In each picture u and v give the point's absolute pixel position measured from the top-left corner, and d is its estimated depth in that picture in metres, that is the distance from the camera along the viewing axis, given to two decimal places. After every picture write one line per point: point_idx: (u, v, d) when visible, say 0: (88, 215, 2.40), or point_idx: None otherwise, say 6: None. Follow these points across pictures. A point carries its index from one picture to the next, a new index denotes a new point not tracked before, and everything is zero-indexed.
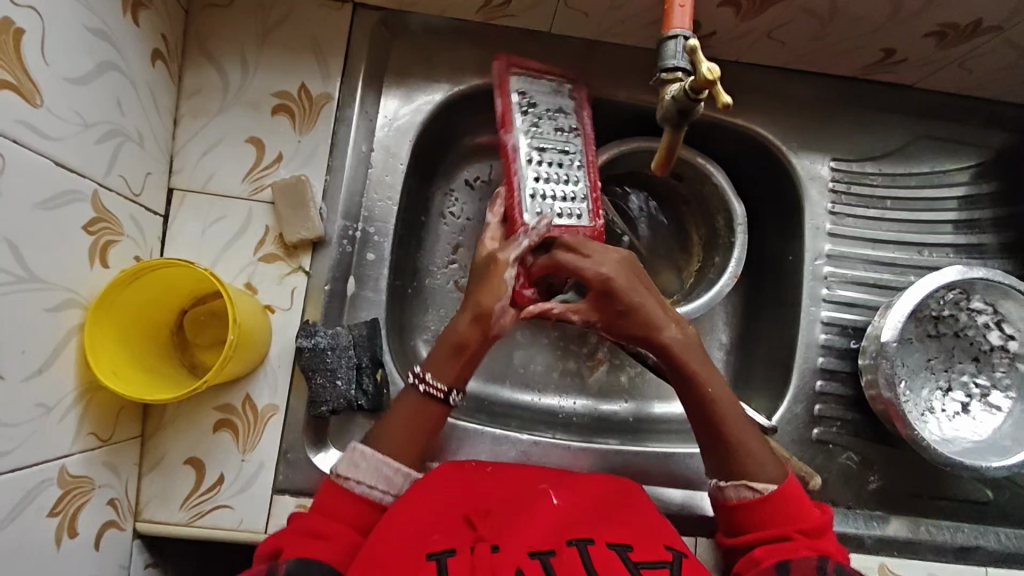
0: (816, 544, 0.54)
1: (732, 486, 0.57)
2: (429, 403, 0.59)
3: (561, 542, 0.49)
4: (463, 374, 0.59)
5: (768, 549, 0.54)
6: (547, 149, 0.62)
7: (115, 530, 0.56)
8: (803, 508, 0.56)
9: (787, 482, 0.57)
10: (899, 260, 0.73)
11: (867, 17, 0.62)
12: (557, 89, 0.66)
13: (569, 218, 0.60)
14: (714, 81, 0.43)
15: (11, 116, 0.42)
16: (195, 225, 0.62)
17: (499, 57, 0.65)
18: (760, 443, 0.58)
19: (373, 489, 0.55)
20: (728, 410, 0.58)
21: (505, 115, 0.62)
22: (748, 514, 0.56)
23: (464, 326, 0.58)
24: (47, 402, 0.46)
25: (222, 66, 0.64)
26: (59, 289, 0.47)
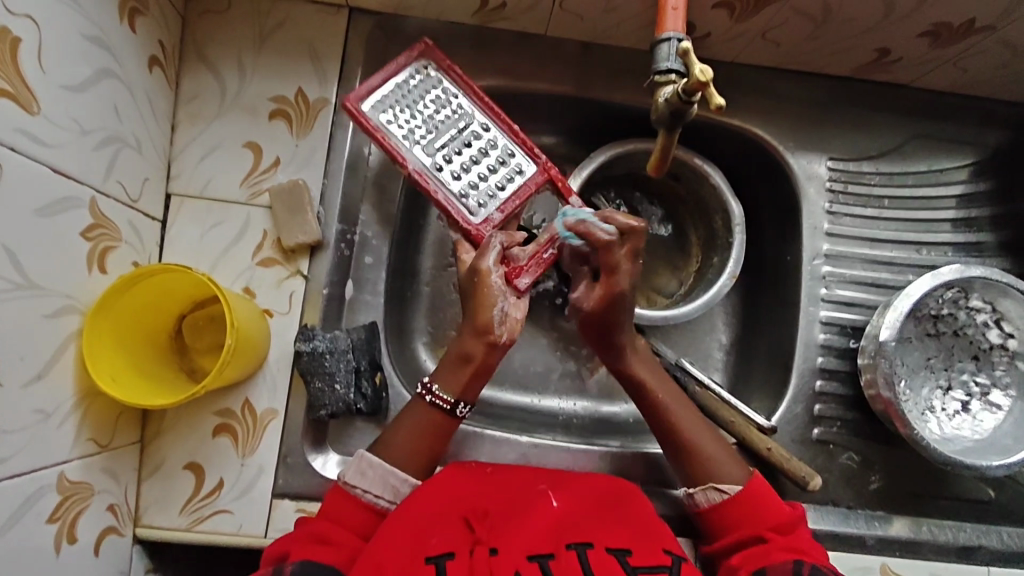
0: (787, 543, 0.55)
1: (700, 492, 0.60)
2: (435, 412, 0.58)
3: (559, 545, 0.49)
4: (469, 389, 0.58)
5: (745, 557, 0.55)
6: (447, 147, 0.59)
7: (115, 536, 0.56)
8: (768, 506, 0.57)
9: (752, 480, 0.59)
10: (897, 259, 0.73)
11: (862, 17, 0.63)
12: (402, 76, 0.60)
13: (513, 182, 0.60)
14: (707, 82, 0.43)
15: (10, 124, 0.42)
16: (193, 230, 0.63)
17: (345, 100, 0.59)
18: (720, 445, 0.61)
19: (379, 498, 0.55)
20: (685, 422, 0.61)
21: (388, 146, 0.58)
22: (720, 520, 0.59)
23: (467, 338, 0.56)
24: (46, 408, 0.47)
25: (219, 71, 0.65)
26: (57, 295, 0.47)
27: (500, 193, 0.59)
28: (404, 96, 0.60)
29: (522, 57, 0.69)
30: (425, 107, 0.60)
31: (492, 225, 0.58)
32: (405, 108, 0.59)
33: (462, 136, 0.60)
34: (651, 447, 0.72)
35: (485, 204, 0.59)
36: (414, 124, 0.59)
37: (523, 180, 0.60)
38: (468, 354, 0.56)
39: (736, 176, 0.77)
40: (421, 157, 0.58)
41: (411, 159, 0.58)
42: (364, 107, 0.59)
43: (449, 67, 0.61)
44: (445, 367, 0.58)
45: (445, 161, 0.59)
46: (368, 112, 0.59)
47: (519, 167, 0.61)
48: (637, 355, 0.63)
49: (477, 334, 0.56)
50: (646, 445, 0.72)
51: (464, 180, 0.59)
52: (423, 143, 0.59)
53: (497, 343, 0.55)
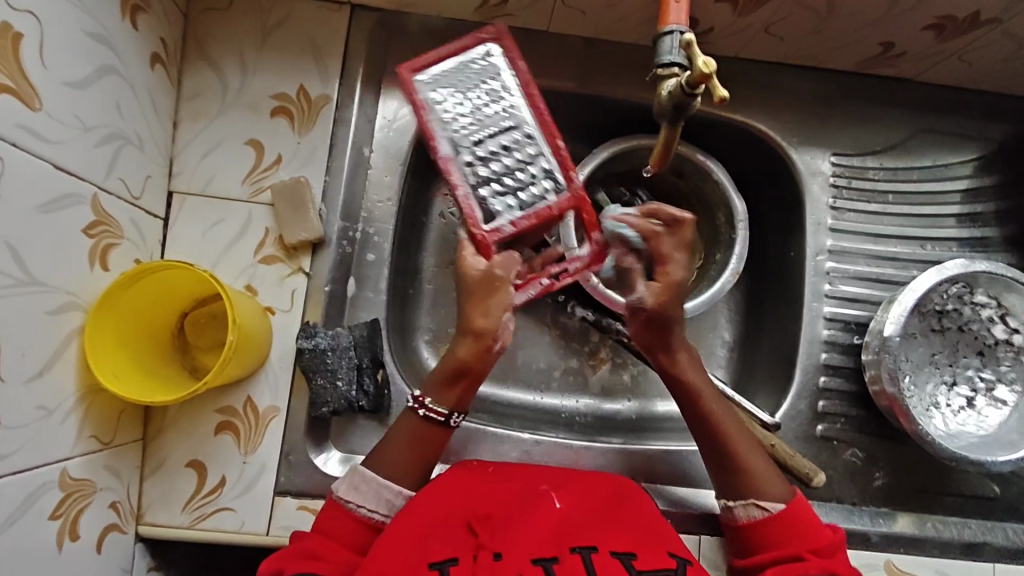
0: (827, 565, 0.53)
1: (740, 506, 0.58)
2: (429, 425, 0.58)
3: (563, 547, 0.49)
4: (461, 398, 0.58)
5: (779, 570, 0.53)
6: (486, 143, 0.56)
7: (117, 533, 0.56)
8: (812, 528, 0.55)
9: (796, 500, 0.57)
10: (902, 254, 0.72)
11: (865, 11, 0.62)
12: (463, 60, 0.57)
13: (535, 203, 0.56)
14: (711, 74, 0.43)
15: (11, 119, 0.42)
16: (195, 227, 0.63)
17: (401, 65, 0.56)
18: (765, 463, 0.59)
19: (373, 513, 0.55)
20: (732, 430, 0.60)
21: (426, 127, 0.55)
22: (757, 534, 0.57)
23: (465, 349, 0.55)
24: (47, 405, 0.46)
25: (221, 69, 0.65)
26: (59, 291, 0.47)
27: (521, 208, 0.56)
28: (460, 79, 0.56)
29: (523, 53, 0.69)
30: (476, 99, 0.56)
31: (500, 237, 0.55)
32: (457, 92, 0.56)
33: (507, 135, 0.56)
34: (654, 443, 0.72)
35: (500, 214, 0.55)
36: (460, 113, 0.56)
37: (549, 202, 0.56)
38: (466, 367, 0.56)
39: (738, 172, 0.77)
40: (454, 149, 0.55)
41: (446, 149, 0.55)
42: (419, 79, 0.56)
43: (518, 62, 0.57)
44: (439, 381, 0.58)
45: (478, 155, 0.55)
46: (420, 91, 0.56)
47: (549, 186, 0.56)
48: (688, 359, 0.61)
49: (474, 338, 0.54)
50: (649, 442, 0.72)
51: (489, 182, 0.55)
52: (464, 134, 0.56)
53: (494, 348, 0.55)
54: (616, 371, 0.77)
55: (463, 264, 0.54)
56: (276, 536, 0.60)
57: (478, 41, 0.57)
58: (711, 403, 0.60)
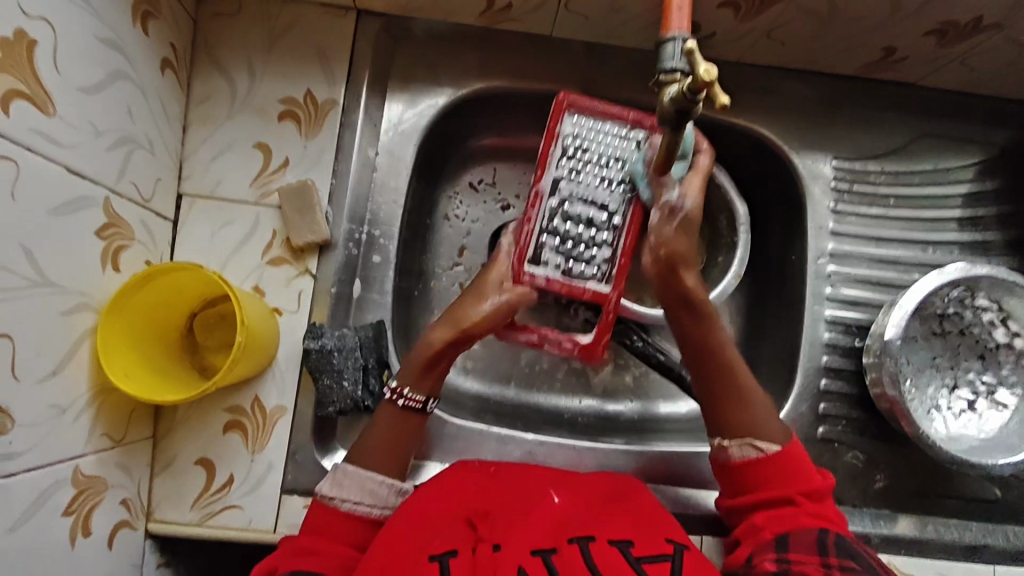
0: (816, 510, 0.56)
1: (736, 445, 0.59)
2: (408, 415, 0.60)
3: (561, 539, 0.50)
4: (436, 386, 0.60)
5: (768, 517, 0.56)
6: (576, 204, 0.61)
7: (127, 530, 0.57)
8: (802, 471, 0.58)
9: (790, 444, 0.59)
10: (903, 258, 0.73)
11: (868, 16, 0.63)
12: (621, 126, 0.62)
13: (577, 278, 0.61)
14: (711, 82, 0.43)
15: (26, 125, 0.43)
16: (205, 229, 0.64)
17: (560, 93, 0.61)
18: (763, 405, 0.60)
19: (359, 505, 0.56)
20: (737, 362, 0.61)
21: (545, 156, 0.61)
22: (750, 474, 0.58)
23: (439, 339, 0.59)
24: (61, 404, 0.48)
25: (230, 73, 0.66)
26: (71, 293, 0.48)
27: (562, 271, 0.61)
28: (597, 135, 0.62)
29: (527, 58, 0.70)
30: (616, 168, 0.62)
31: (533, 283, 0.61)
32: (588, 148, 0.62)
33: (599, 211, 0.61)
34: (656, 444, 0.72)
35: (548, 262, 0.61)
36: (598, 173, 0.62)
37: (589, 285, 0.61)
38: (438, 356, 0.59)
39: (741, 176, 0.78)
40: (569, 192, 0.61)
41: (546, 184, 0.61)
42: (569, 115, 0.61)
43: None
44: (410, 368, 0.59)
45: (564, 211, 0.61)
46: (561, 134, 0.61)
47: (601, 272, 0.61)
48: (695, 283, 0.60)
49: (455, 331, 0.59)
50: (651, 443, 0.73)
51: (556, 234, 0.61)
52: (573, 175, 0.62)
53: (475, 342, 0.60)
54: (619, 373, 0.78)
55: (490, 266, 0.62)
56: (283, 533, 0.61)
57: (638, 124, 0.62)
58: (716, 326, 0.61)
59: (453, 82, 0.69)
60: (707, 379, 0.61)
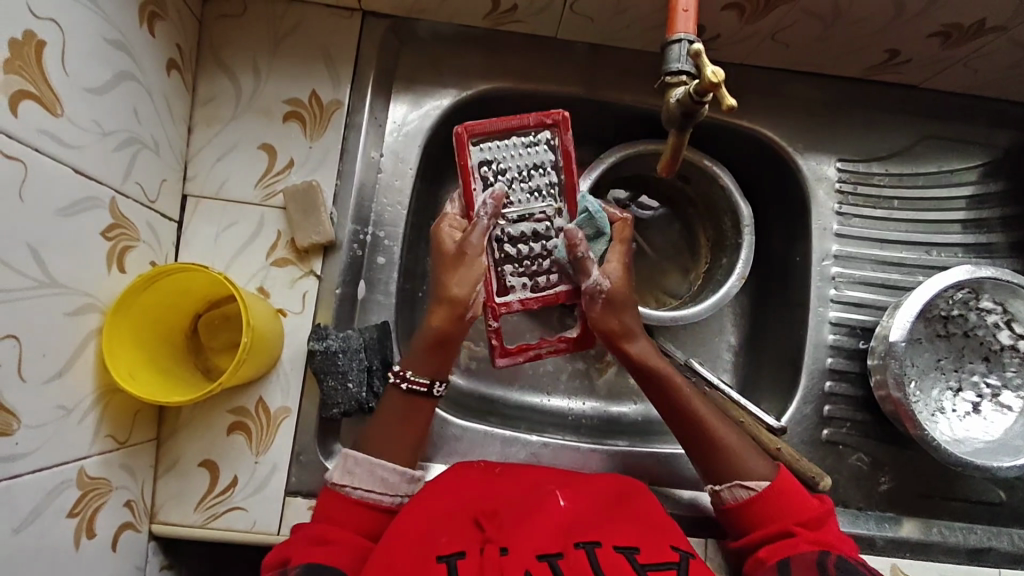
0: (817, 537, 0.55)
1: (726, 489, 0.59)
2: (414, 399, 0.59)
3: (568, 545, 0.50)
4: (445, 363, 0.59)
5: (773, 549, 0.55)
6: (516, 225, 0.58)
7: (131, 532, 0.57)
8: (798, 499, 0.57)
9: (779, 475, 0.59)
10: (908, 260, 0.73)
11: (872, 18, 0.63)
12: (526, 135, 0.59)
13: (538, 288, 0.59)
14: (719, 84, 0.43)
15: (34, 126, 0.43)
16: (209, 230, 0.64)
17: (457, 127, 0.59)
18: (741, 439, 0.61)
19: (370, 492, 0.56)
20: (703, 408, 0.60)
21: (467, 192, 0.58)
22: (746, 514, 0.58)
23: (439, 318, 0.57)
24: (66, 405, 0.47)
25: (235, 75, 0.66)
26: (78, 293, 0.48)
27: (530, 288, 0.59)
28: (501, 152, 0.59)
29: (532, 60, 0.70)
30: (513, 175, 0.59)
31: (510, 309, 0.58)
32: (498, 165, 0.59)
33: (539, 222, 0.59)
34: (660, 446, 0.72)
35: (511, 284, 0.59)
36: (518, 184, 0.59)
37: (558, 287, 0.59)
38: (447, 337, 0.57)
39: (745, 178, 0.78)
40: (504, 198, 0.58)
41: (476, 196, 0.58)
42: (473, 144, 0.58)
43: (570, 153, 0.60)
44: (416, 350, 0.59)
45: (506, 233, 0.58)
46: (474, 156, 0.58)
47: (564, 272, 0.59)
48: (644, 344, 0.60)
49: (449, 305, 0.56)
50: (655, 445, 0.73)
51: (508, 252, 0.59)
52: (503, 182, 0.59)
53: (466, 315, 0.57)
54: (623, 374, 0.78)
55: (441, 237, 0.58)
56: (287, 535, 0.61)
57: (542, 124, 0.59)
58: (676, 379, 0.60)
59: (458, 84, 0.69)
60: (688, 442, 0.61)
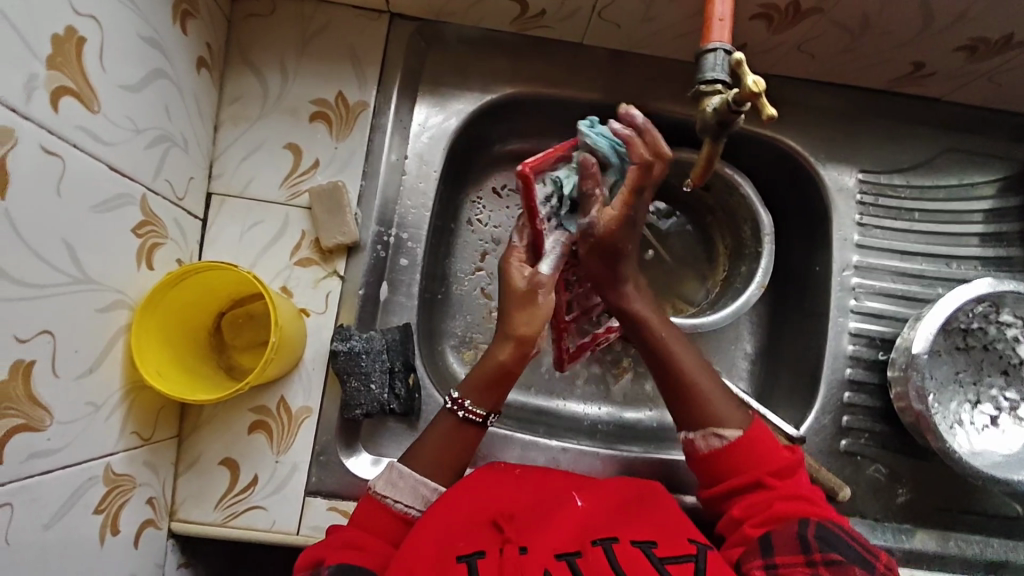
0: (788, 491, 0.56)
1: (700, 436, 0.59)
2: (467, 425, 0.59)
3: (585, 542, 0.51)
4: (498, 402, 0.60)
5: (746, 507, 0.56)
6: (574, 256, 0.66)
7: (152, 529, 0.57)
8: (765, 452, 0.57)
9: (752, 426, 0.59)
10: (927, 272, 0.73)
11: (899, 31, 0.63)
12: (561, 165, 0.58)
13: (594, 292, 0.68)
14: (759, 93, 0.43)
15: (73, 122, 0.43)
16: (233, 228, 0.64)
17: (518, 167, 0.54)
18: (719, 390, 0.60)
19: (410, 508, 0.56)
20: (692, 367, 0.61)
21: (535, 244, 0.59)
22: (718, 465, 0.58)
23: (505, 354, 0.58)
24: (96, 401, 0.47)
25: (262, 74, 0.66)
26: (109, 290, 0.48)
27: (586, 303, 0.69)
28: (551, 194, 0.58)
29: (557, 65, 0.70)
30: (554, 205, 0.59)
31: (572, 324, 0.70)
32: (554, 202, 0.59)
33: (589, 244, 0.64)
34: (675, 454, 0.72)
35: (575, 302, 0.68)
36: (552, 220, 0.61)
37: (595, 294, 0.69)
38: (507, 370, 0.58)
39: (765, 187, 0.78)
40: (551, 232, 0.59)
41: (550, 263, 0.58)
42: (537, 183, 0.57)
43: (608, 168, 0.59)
44: (476, 383, 0.59)
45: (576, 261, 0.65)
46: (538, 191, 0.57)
47: None
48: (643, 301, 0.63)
49: (516, 344, 0.58)
50: (671, 452, 0.73)
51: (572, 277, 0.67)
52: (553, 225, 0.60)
53: (530, 353, 0.59)
54: (639, 381, 0.78)
55: (509, 275, 0.58)
56: (306, 536, 0.61)
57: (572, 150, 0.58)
58: (663, 339, 0.61)
59: (483, 87, 0.70)
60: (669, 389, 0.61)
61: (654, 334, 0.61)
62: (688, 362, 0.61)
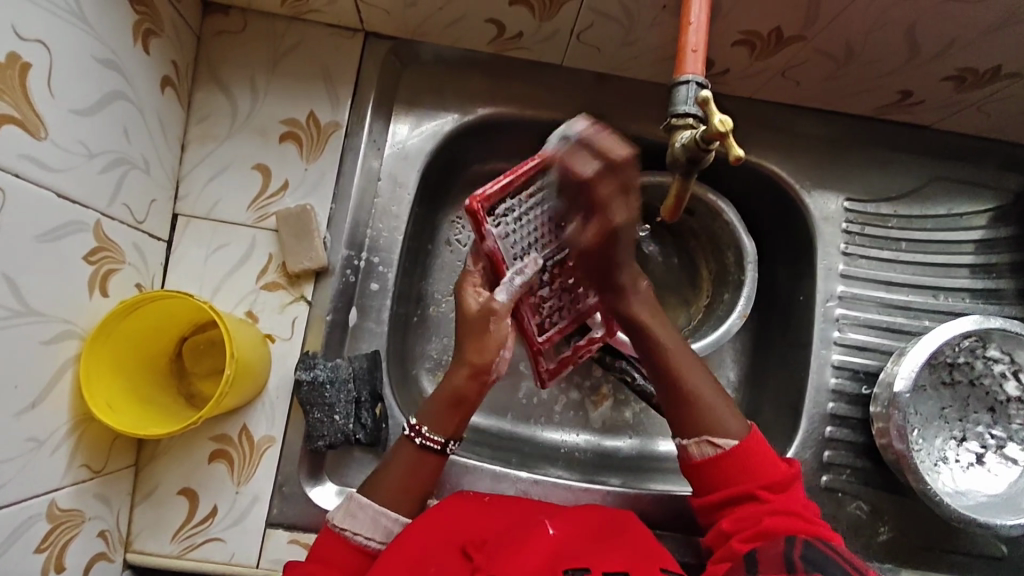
0: (781, 507, 0.53)
1: (694, 443, 0.57)
2: (423, 453, 0.58)
3: (555, 570, 0.49)
4: (459, 427, 0.59)
5: (737, 520, 0.53)
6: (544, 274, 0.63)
7: (104, 563, 0.55)
8: (761, 464, 0.55)
9: (748, 436, 0.56)
10: (914, 303, 0.71)
11: (885, 60, 0.61)
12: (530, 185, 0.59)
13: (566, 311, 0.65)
14: (726, 132, 0.42)
15: (15, 150, 0.41)
16: (198, 251, 0.62)
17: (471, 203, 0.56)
18: (718, 395, 0.58)
19: (370, 539, 0.54)
20: (682, 362, 0.59)
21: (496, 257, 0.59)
22: (711, 472, 0.56)
23: (460, 380, 0.57)
24: (38, 436, 0.46)
25: (232, 92, 0.64)
26: (56, 321, 0.47)
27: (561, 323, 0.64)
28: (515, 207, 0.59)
29: (535, 87, 0.69)
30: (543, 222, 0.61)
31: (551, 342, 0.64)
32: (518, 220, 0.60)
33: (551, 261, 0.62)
34: (652, 487, 0.70)
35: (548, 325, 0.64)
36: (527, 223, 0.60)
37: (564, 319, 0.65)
38: (462, 396, 0.57)
39: (750, 212, 0.76)
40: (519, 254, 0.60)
41: (505, 292, 0.58)
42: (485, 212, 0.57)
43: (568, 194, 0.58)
44: (434, 407, 0.58)
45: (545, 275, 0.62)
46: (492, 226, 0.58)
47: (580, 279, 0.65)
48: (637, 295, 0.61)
49: (471, 370, 0.57)
50: (648, 485, 0.71)
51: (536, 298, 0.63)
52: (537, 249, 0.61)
53: (489, 379, 0.58)
54: (618, 409, 0.76)
55: (463, 304, 0.58)
56: (266, 570, 0.59)
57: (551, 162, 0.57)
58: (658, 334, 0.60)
59: (460, 107, 0.68)
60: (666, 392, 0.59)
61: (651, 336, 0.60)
62: (685, 362, 0.59)
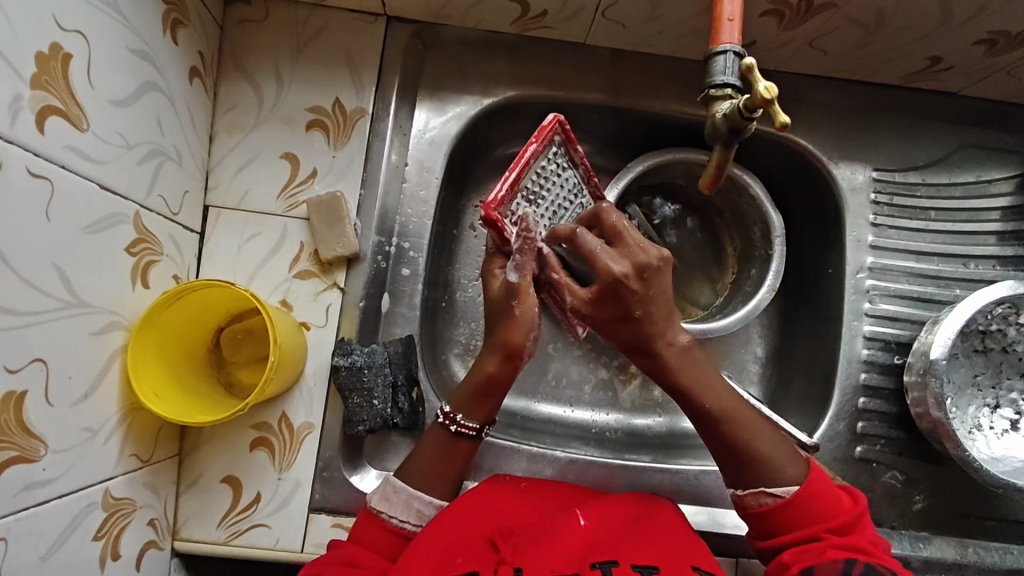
0: (844, 542, 0.52)
1: (750, 494, 0.55)
2: (458, 440, 0.58)
3: (584, 565, 0.48)
4: (491, 411, 0.58)
5: (796, 553, 0.52)
6: None
7: (155, 550, 0.56)
8: (827, 504, 0.54)
9: (809, 480, 0.55)
10: (944, 272, 0.71)
11: (916, 25, 0.61)
12: (547, 160, 0.58)
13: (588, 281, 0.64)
14: (772, 100, 0.42)
15: (61, 141, 0.41)
16: (231, 241, 0.62)
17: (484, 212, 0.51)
18: (776, 441, 0.56)
19: (405, 522, 0.55)
20: (730, 411, 0.55)
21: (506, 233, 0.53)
22: (773, 518, 0.54)
23: (493, 366, 0.55)
24: (92, 426, 0.46)
25: (257, 81, 0.64)
26: (103, 312, 0.47)
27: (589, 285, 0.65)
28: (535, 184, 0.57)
29: (559, 66, 0.68)
30: (552, 200, 0.59)
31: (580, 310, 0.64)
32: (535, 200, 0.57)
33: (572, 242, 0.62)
34: (686, 462, 0.70)
35: None
36: (538, 200, 0.58)
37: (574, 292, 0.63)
38: (496, 382, 0.55)
39: (775, 187, 0.76)
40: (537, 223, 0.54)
41: (515, 272, 0.52)
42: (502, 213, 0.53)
43: (581, 159, 0.61)
44: (467, 397, 0.57)
45: None
46: (509, 225, 0.54)
47: None
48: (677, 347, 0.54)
49: (504, 357, 0.54)
50: (681, 461, 0.71)
51: None
52: None
53: (522, 364, 0.55)
54: (648, 387, 0.77)
55: (491, 282, 0.56)
56: (310, 553, 0.60)
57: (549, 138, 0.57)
58: (699, 388, 0.54)
59: (484, 90, 0.68)
60: (721, 449, 0.56)
61: (691, 399, 0.55)
62: (743, 421, 0.55)
